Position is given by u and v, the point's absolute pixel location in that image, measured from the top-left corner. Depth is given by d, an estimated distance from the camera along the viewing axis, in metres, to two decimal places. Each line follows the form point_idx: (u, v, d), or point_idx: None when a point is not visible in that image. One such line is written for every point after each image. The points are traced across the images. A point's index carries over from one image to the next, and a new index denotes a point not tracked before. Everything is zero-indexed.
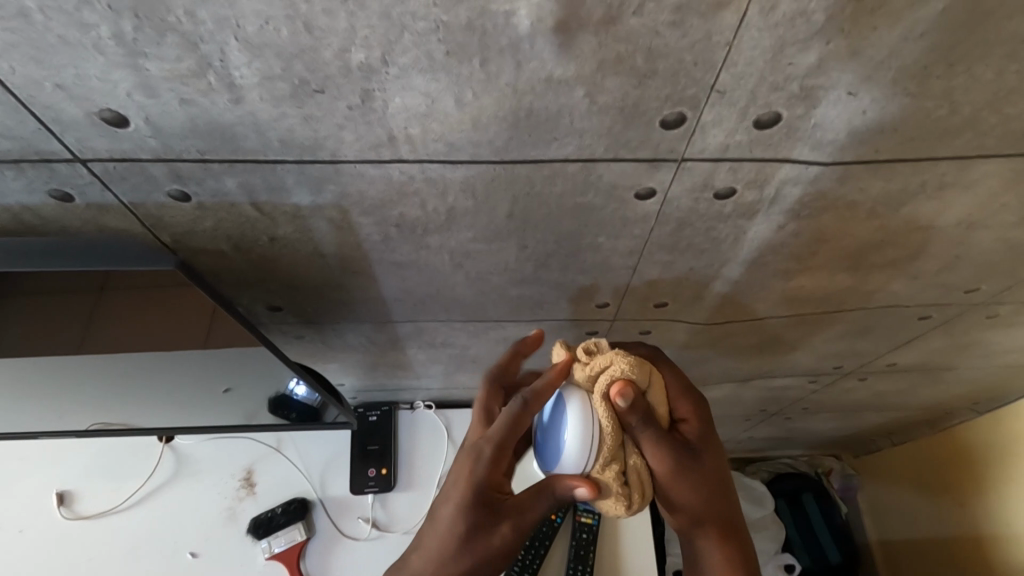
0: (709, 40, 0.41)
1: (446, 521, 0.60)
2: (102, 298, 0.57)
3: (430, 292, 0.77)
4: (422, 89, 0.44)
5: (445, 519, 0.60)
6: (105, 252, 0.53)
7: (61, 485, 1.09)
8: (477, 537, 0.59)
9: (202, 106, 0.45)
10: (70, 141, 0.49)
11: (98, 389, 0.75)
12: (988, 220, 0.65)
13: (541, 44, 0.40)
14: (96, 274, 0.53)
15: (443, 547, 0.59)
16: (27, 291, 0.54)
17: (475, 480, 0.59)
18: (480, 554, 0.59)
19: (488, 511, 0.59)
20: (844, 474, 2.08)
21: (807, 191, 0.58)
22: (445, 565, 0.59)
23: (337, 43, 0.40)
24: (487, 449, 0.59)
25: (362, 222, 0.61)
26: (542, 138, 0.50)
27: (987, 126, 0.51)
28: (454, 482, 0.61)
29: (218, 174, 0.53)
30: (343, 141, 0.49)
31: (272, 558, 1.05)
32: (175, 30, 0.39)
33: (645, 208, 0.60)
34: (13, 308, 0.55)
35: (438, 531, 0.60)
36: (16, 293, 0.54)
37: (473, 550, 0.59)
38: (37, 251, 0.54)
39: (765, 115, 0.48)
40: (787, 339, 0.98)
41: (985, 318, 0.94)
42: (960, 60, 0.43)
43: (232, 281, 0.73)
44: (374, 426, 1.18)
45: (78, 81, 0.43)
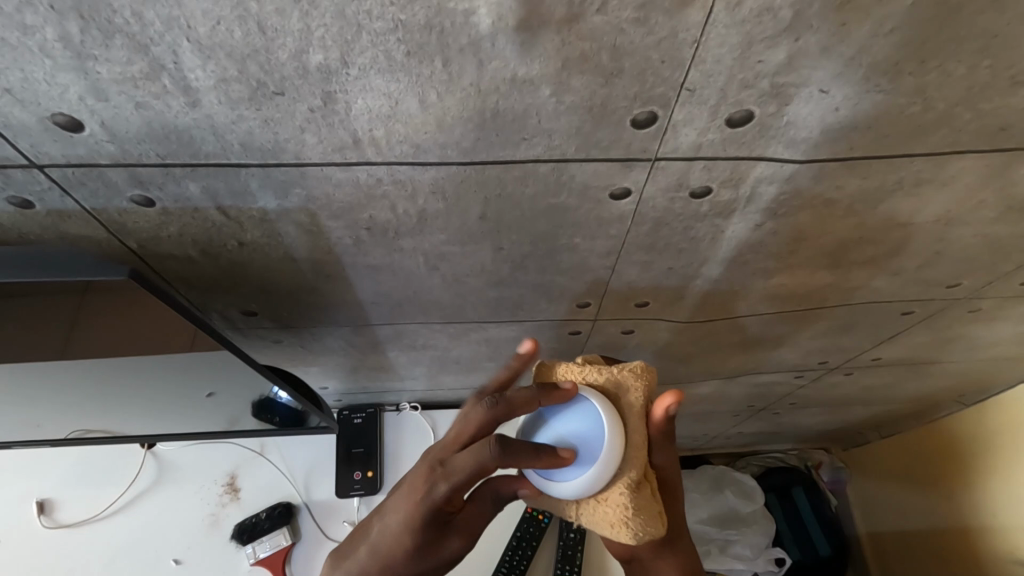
0: (676, 37, 0.40)
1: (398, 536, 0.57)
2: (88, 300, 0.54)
3: (407, 295, 0.76)
4: (383, 90, 0.43)
5: (393, 531, 0.58)
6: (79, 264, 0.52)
7: (40, 494, 1.07)
8: (425, 548, 0.58)
9: (158, 109, 0.44)
10: (24, 146, 0.47)
11: (73, 397, 0.73)
12: (966, 216, 0.65)
13: (503, 43, 0.39)
14: (74, 283, 0.51)
15: (396, 546, 0.58)
16: (18, 293, 0.52)
17: (426, 501, 0.56)
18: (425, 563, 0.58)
19: (435, 528, 0.57)
20: (833, 467, 2.09)
21: (783, 189, 0.57)
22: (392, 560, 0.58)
23: (293, 44, 0.39)
24: (442, 483, 0.55)
25: (332, 225, 0.60)
26: (510, 138, 0.48)
27: (962, 122, 0.50)
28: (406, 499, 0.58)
29: (179, 179, 0.52)
30: (306, 144, 0.48)
31: (257, 564, 1.04)
32: (123, 32, 0.37)
33: (621, 207, 0.59)
34: None
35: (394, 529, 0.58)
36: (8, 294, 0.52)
37: (419, 559, 0.58)
38: (13, 263, 0.53)
39: (738, 113, 0.47)
40: (770, 336, 0.97)
41: (967, 313, 0.94)
42: (932, 57, 0.43)
43: (202, 285, 0.72)
44: (359, 429, 1.16)
45: (25, 85, 0.41)
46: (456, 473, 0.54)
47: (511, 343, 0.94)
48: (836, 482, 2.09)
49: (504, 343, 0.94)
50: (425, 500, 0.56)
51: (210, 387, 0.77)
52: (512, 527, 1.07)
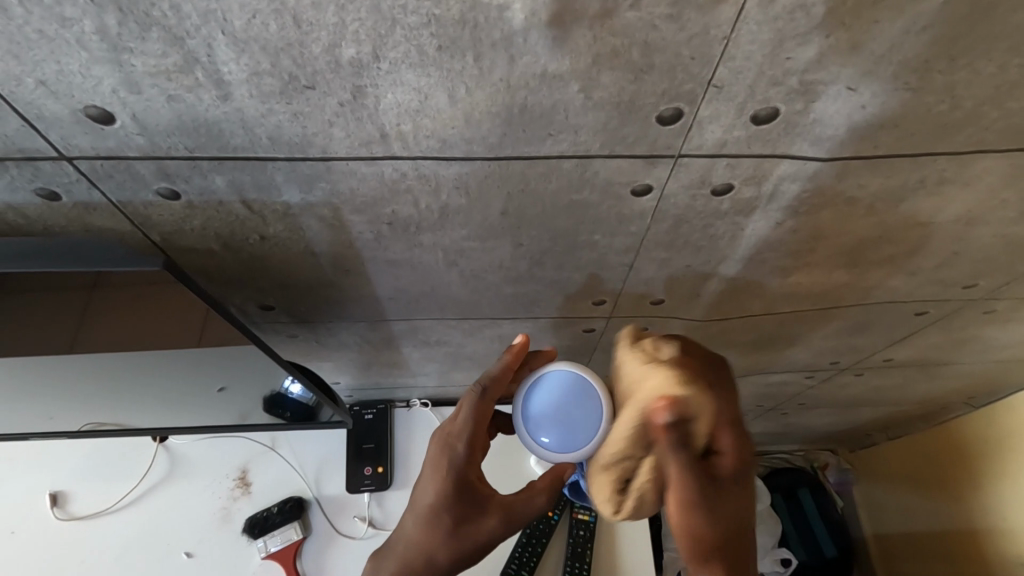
0: (707, 34, 0.40)
1: (434, 514, 0.66)
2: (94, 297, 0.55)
3: (424, 291, 0.76)
4: (413, 84, 0.43)
5: (426, 510, 0.66)
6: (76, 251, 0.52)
7: (52, 486, 1.08)
8: (466, 525, 0.67)
9: (189, 102, 0.44)
10: (54, 139, 0.47)
11: (89, 389, 0.74)
12: (986, 216, 0.65)
13: (536, 38, 0.39)
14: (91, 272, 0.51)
15: (432, 526, 0.66)
16: (21, 289, 0.52)
17: (453, 471, 0.65)
18: (470, 539, 0.67)
19: (468, 503, 0.66)
20: (839, 468, 2.09)
21: (805, 187, 0.57)
22: (435, 538, 0.66)
23: (326, 38, 0.39)
24: (458, 445, 0.65)
25: (354, 220, 0.60)
26: (537, 134, 0.49)
27: (988, 121, 0.50)
28: (428, 480, 0.66)
29: (206, 172, 0.52)
30: (334, 138, 0.48)
31: (268, 558, 1.04)
32: (160, 24, 0.37)
33: (642, 204, 0.59)
34: (11, 301, 0.53)
35: (427, 516, 0.66)
36: (10, 289, 0.52)
37: (463, 536, 0.67)
38: (35, 254, 0.53)
39: (763, 110, 0.47)
40: (784, 336, 0.97)
41: (981, 314, 0.94)
42: (961, 54, 0.43)
43: (222, 280, 0.72)
44: (369, 424, 1.17)
45: (60, 78, 0.41)
46: (463, 428, 0.65)
47: (524, 340, 0.94)
48: (841, 484, 2.10)
49: (518, 340, 0.94)
50: (454, 472, 0.65)
51: (223, 381, 0.77)
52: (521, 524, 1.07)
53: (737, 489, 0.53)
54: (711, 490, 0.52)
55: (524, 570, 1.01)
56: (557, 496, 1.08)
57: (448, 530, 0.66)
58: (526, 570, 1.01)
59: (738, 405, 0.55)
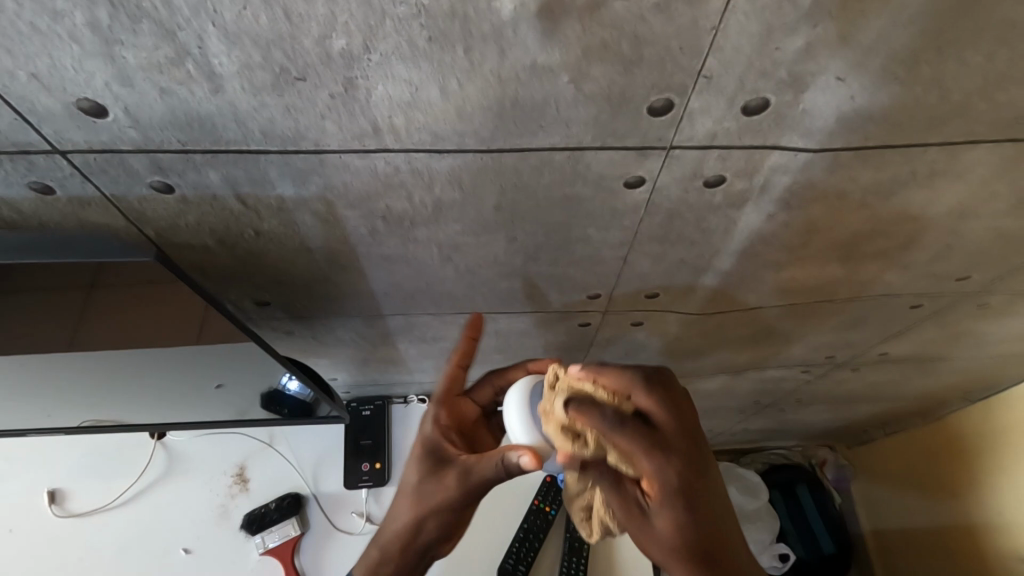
0: (696, 25, 0.40)
1: (407, 472, 0.73)
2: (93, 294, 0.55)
3: (419, 286, 0.76)
4: (404, 77, 0.43)
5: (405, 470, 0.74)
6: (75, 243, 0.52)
7: (51, 484, 1.08)
8: (427, 483, 0.70)
9: (181, 96, 0.44)
10: (48, 133, 0.48)
11: (86, 386, 0.74)
12: (978, 209, 0.65)
13: (525, 30, 0.39)
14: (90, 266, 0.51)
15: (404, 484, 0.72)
16: (24, 286, 0.53)
17: (425, 430, 0.74)
18: (430, 498, 0.69)
19: (433, 461, 0.71)
20: (837, 465, 2.09)
21: (797, 180, 0.58)
22: (405, 498, 0.71)
23: (317, 30, 0.39)
24: (432, 408, 0.76)
25: (348, 214, 0.60)
26: (528, 126, 0.49)
27: (978, 113, 0.50)
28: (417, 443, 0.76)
29: (200, 166, 0.52)
30: (326, 132, 0.48)
31: (266, 554, 1.04)
32: (150, 17, 0.38)
33: (635, 198, 0.59)
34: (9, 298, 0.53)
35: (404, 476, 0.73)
36: (14, 287, 0.52)
37: (424, 495, 0.69)
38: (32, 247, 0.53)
39: (754, 102, 0.47)
40: (779, 330, 0.98)
41: (975, 308, 0.94)
42: (949, 45, 0.43)
43: (218, 275, 0.72)
44: (367, 421, 1.17)
45: (52, 71, 0.42)
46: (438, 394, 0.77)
47: (520, 335, 0.95)
48: (840, 480, 2.09)
49: (514, 335, 0.95)
50: (426, 431, 0.74)
51: (218, 378, 0.77)
52: (519, 519, 1.08)
53: (666, 510, 0.59)
54: (640, 508, 0.61)
55: (522, 565, 1.01)
56: (555, 492, 1.08)
57: (411, 486, 0.71)
58: (523, 565, 1.01)
59: (666, 427, 0.61)
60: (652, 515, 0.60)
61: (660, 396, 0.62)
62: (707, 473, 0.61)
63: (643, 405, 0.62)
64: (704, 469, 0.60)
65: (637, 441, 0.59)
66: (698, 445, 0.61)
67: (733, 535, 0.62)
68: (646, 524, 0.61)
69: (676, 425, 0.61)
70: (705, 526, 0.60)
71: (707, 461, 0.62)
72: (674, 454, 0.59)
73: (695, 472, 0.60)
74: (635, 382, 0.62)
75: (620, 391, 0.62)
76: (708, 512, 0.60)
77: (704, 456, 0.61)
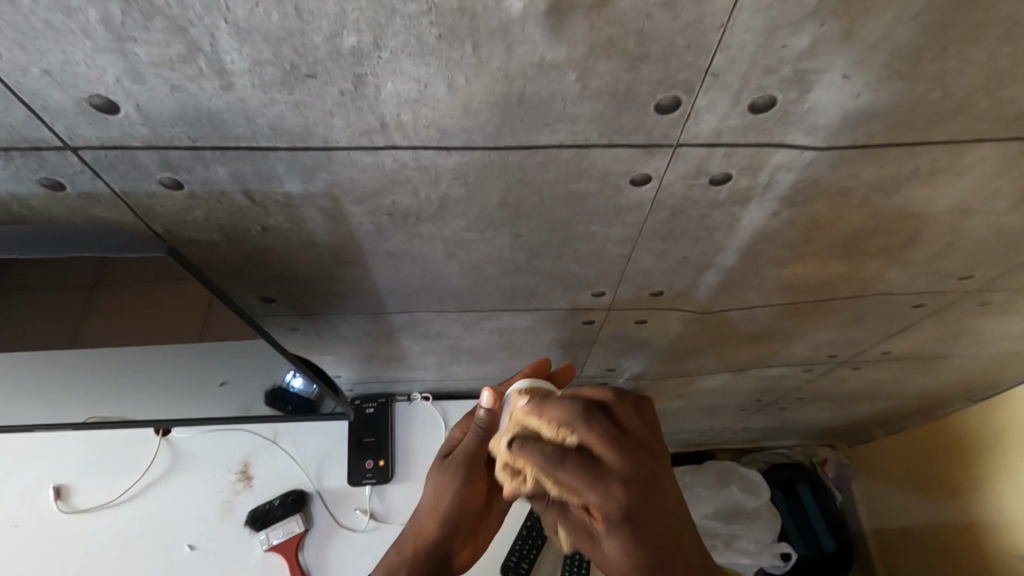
0: (702, 22, 0.40)
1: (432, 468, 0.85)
2: (96, 292, 0.55)
3: (424, 283, 0.77)
4: (413, 74, 0.44)
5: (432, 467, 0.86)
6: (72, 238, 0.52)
7: (56, 480, 1.09)
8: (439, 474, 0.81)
9: (192, 92, 0.45)
10: (60, 129, 0.48)
11: (92, 383, 0.74)
12: (980, 207, 0.66)
13: (533, 27, 0.40)
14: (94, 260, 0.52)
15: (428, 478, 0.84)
16: (24, 286, 0.53)
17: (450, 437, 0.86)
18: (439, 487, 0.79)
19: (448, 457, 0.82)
20: (839, 464, 2.11)
21: (800, 177, 0.58)
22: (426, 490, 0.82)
23: (328, 27, 0.39)
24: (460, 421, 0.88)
25: (354, 210, 0.61)
26: (535, 123, 0.49)
27: (980, 110, 0.51)
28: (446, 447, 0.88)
29: (208, 162, 0.53)
30: (334, 128, 0.49)
31: (270, 550, 1.05)
32: (163, 14, 0.38)
33: (639, 194, 0.60)
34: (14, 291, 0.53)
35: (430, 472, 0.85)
36: (12, 286, 0.53)
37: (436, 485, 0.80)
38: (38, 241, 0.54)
39: (759, 99, 0.48)
40: (781, 328, 0.98)
41: (977, 306, 0.95)
42: (952, 42, 0.43)
43: (225, 272, 0.73)
44: (370, 418, 1.17)
45: (65, 67, 0.42)
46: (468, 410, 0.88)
47: (523, 332, 0.95)
48: (841, 480, 2.10)
49: (517, 332, 0.95)
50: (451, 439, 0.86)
51: (222, 375, 0.77)
52: (521, 516, 1.08)
53: (615, 537, 0.57)
54: (590, 533, 0.59)
55: (524, 562, 1.02)
56: None
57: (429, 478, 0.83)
58: (526, 562, 1.02)
59: (613, 461, 0.57)
60: (601, 542, 0.58)
61: (604, 430, 0.58)
62: (658, 500, 0.58)
63: (585, 441, 0.58)
64: (654, 496, 0.58)
65: (578, 474, 0.56)
66: (646, 473, 0.58)
67: (692, 546, 0.60)
68: (597, 547, 0.59)
69: (621, 459, 0.57)
70: (659, 549, 0.58)
71: (660, 485, 0.59)
72: (620, 485, 0.56)
73: (644, 496, 0.57)
74: (577, 417, 0.58)
75: (563, 427, 0.58)
76: (661, 534, 0.58)
77: (652, 479, 0.58)
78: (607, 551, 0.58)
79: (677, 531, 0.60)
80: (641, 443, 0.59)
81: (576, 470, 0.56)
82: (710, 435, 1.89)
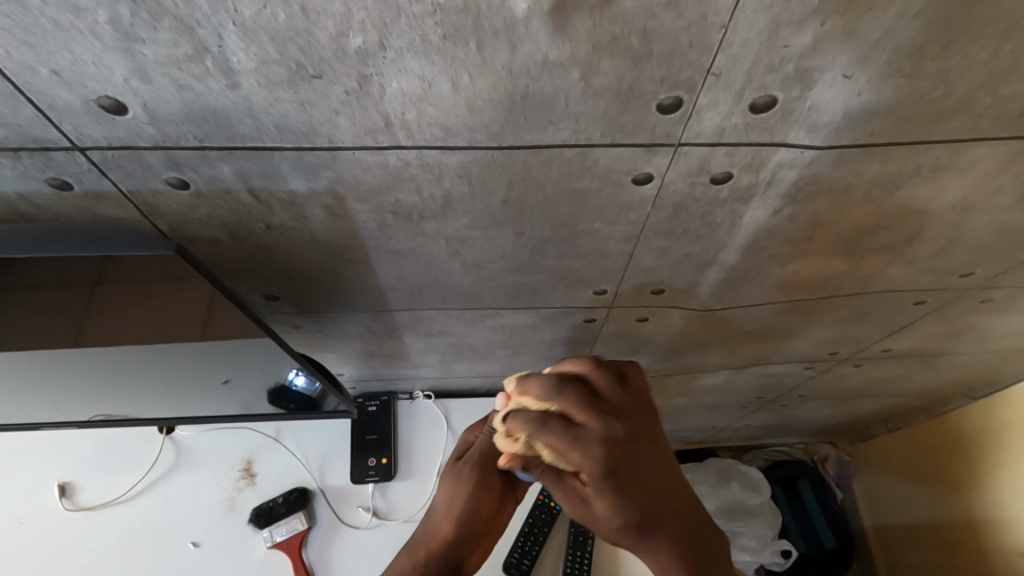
0: (705, 21, 0.41)
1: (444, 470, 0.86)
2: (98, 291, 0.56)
3: (427, 281, 0.77)
4: (417, 72, 0.44)
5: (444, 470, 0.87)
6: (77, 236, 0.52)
7: (60, 478, 1.09)
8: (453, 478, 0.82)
9: (199, 92, 0.45)
10: (67, 129, 0.48)
11: (96, 380, 0.75)
12: (982, 204, 0.66)
13: (537, 26, 0.40)
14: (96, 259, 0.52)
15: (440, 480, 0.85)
16: (25, 284, 0.53)
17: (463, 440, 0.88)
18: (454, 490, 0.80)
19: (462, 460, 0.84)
20: (839, 461, 2.12)
21: (803, 174, 0.58)
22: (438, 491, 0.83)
23: (334, 26, 0.40)
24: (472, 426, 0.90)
25: (358, 208, 0.61)
26: (538, 121, 0.50)
27: (982, 108, 0.51)
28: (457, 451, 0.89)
29: (214, 161, 0.53)
30: (339, 127, 0.49)
31: (274, 547, 1.05)
32: (171, 14, 0.38)
33: (642, 192, 0.60)
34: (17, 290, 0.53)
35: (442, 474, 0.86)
36: (12, 285, 0.53)
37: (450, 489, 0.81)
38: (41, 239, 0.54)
39: (761, 97, 0.48)
40: (783, 325, 0.98)
41: (978, 303, 0.95)
42: (954, 40, 0.44)
43: (228, 270, 0.73)
44: (373, 416, 1.18)
45: (73, 67, 0.42)
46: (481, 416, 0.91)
47: (526, 330, 0.96)
48: (842, 477, 2.12)
49: (519, 330, 0.95)
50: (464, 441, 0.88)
51: (226, 373, 0.78)
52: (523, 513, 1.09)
53: (603, 499, 0.51)
54: (578, 496, 0.53)
55: (527, 558, 1.02)
56: None
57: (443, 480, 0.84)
58: (528, 559, 1.02)
59: (593, 423, 0.51)
60: (592, 511, 0.52)
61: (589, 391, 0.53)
62: (649, 453, 0.52)
63: (567, 403, 0.52)
64: (645, 448, 0.52)
65: (562, 436, 0.51)
66: (641, 426, 0.53)
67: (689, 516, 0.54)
68: (586, 512, 0.53)
69: (607, 419, 0.51)
70: (650, 508, 0.52)
71: (653, 437, 0.53)
72: (607, 446, 0.51)
73: (641, 456, 0.52)
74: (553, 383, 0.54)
75: (546, 394, 0.53)
76: (652, 492, 0.52)
77: (648, 440, 0.53)
78: (599, 519, 0.52)
79: (680, 496, 0.54)
80: (635, 409, 0.53)
81: (558, 430, 0.51)
82: (711, 432, 1.89)
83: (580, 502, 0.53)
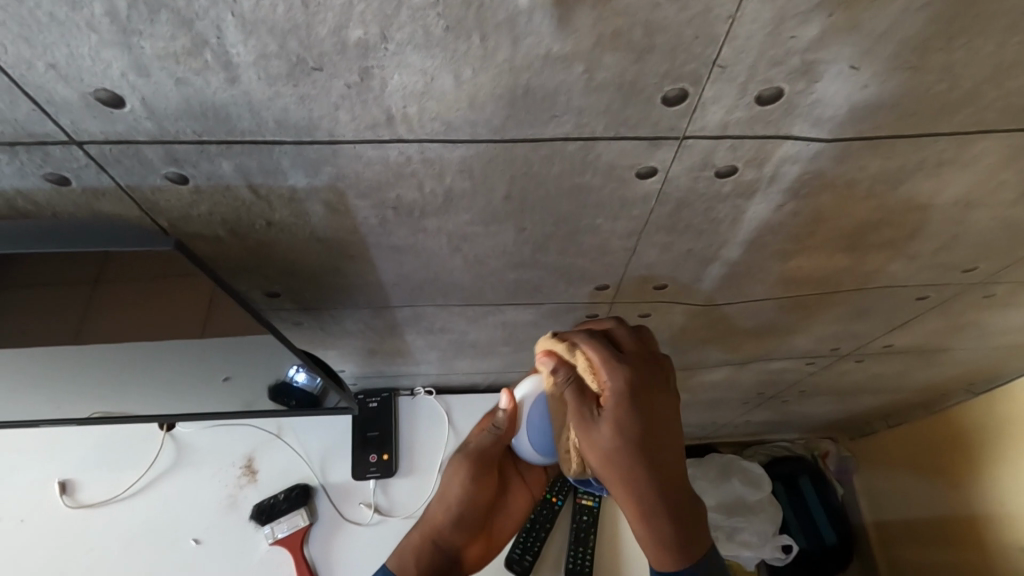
0: (710, 12, 0.40)
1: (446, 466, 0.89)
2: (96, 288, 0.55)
3: (428, 277, 0.77)
4: (419, 66, 0.44)
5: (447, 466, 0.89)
6: (75, 232, 0.51)
7: (61, 475, 1.09)
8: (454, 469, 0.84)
9: (197, 86, 0.45)
10: (64, 123, 0.48)
11: (96, 378, 0.74)
12: (985, 199, 0.65)
13: (539, 19, 0.40)
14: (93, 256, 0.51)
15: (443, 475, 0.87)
16: (25, 282, 0.53)
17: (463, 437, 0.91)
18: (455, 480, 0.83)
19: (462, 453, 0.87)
20: (839, 457, 2.10)
21: (807, 169, 0.58)
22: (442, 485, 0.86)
23: (334, 19, 0.39)
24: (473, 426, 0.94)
25: (359, 204, 0.61)
26: (540, 116, 0.49)
27: (988, 101, 0.51)
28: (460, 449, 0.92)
29: (214, 156, 0.53)
30: (340, 121, 0.49)
31: (275, 544, 1.05)
32: (169, 6, 0.38)
33: (645, 187, 0.60)
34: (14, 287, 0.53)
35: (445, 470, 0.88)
36: (11, 284, 0.53)
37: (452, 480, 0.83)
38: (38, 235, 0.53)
39: (766, 90, 0.47)
40: (785, 321, 0.98)
41: (981, 298, 0.95)
42: (961, 32, 0.43)
43: (228, 266, 0.73)
44: (374, 413, 1.18)
45: (70, 61, 0.42)
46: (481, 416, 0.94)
47: (527, 326, 0.95)
48: (842, 473, 2.10)
49: (521, 326, 0.95)
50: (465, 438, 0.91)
51: (227, 370, 0.77)
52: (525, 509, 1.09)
53: (613, 414, 0.59)
54: (590, 414, 0.61)
55: (528, 555, 1.02)
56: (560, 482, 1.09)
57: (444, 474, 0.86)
58: (530, 555, 1.02)
59: (626, 358, 0.62)
60: (597, 424, 0.60)
61: (635, 342, 0.65)
62: (657, 402, 0.61)
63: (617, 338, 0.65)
64: (656, 396, 0.61)
65: (601, 351, 0.62)
66: (658, 384, 0.62)
67: (675, 489, 0.59)
68: (590, 428, 0.60)
69: (641, 362, 0.63)
70: (647, 441, 0.59)
71: (664, 399, 0.62)
72: (632, 373, 0.61)
73: (653, 397, 0.61)
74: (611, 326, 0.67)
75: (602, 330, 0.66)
76: (652, 429, 0.60)
77: (662, 392, 0.62)
78: (601, 431, 0.60)
79: (670, 457, 0.61)
80: (661, 372, 0.64)
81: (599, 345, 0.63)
82: (712, 428, 1.89)
83: (590, 414, 0.61)
